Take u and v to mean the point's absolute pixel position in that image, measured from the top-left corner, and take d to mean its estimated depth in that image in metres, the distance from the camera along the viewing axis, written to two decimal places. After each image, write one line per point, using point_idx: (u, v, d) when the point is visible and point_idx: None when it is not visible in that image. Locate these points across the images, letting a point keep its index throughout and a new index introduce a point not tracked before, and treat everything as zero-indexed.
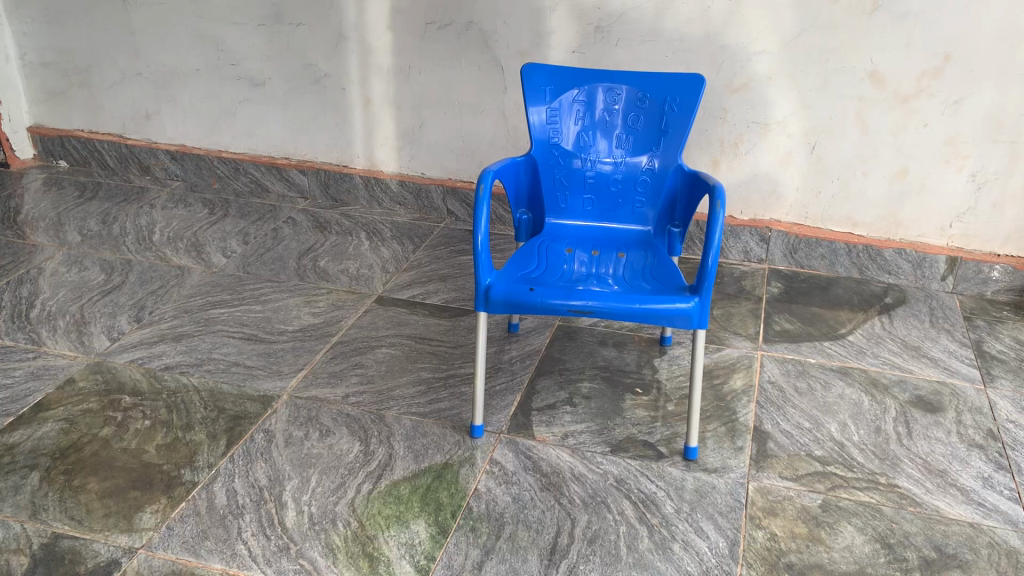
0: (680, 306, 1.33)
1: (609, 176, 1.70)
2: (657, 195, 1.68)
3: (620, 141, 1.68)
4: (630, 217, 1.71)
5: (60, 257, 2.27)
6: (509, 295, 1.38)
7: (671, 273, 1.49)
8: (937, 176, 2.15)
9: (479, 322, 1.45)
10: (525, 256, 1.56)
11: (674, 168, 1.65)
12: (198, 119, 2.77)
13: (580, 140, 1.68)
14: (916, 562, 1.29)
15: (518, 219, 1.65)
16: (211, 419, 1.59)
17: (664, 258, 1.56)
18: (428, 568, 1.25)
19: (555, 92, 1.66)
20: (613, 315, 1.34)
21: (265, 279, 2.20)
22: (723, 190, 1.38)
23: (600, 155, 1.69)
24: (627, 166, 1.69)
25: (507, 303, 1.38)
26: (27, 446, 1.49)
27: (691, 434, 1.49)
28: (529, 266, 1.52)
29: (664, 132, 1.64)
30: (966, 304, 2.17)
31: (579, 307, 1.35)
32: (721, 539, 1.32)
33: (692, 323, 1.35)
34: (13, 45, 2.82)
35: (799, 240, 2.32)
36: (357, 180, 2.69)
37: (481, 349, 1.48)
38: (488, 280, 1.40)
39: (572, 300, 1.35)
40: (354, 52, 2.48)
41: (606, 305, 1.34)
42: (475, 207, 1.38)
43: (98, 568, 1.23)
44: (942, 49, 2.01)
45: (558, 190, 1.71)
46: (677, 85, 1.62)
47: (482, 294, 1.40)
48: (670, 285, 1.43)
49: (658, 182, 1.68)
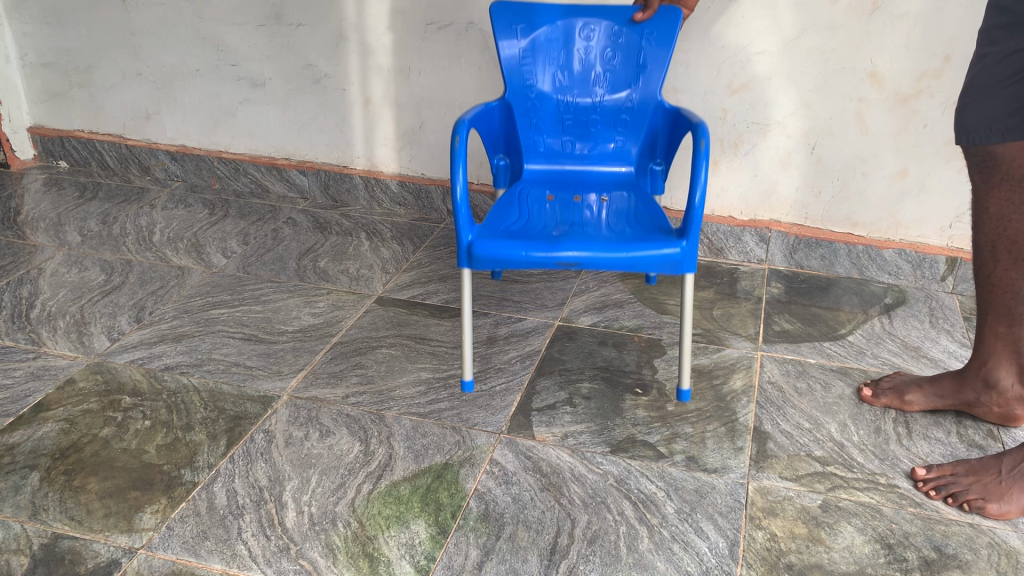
0: (669, 253, 1.45)
1: (590, 111, 1.86)
2: (638, 130, 1.84)
3: (597, 78, 1.83)
4: (611, 154, 1.88)
5: (60, 258, 2.28)
6: (491, 252, 1.46)
7: (657, 217, 1.63)
8: (938, 176, 2.14)
9: (462, 275, 1.55)
10: (509, 202, 1.70)
11: (654, 104, 1.80)
12: (198, 119, 2.77)
13: (557, 79, 1.84)
14: (916, 562, 1.29)
15: (495, 164, 1.84)
16: (212, 419, 1.59)
17: (648, 197, 1.72)
18: (428, 568, 1.26)
19: (526, 31, 1.80)
20: (599, 265, 1.44)
21: (266, 279, 2.20)
22: (706, 126, 1.52)
23: (578, 92, 1.85)
24: (606, 103, 1.84)
25: (489, 259, 1.46)
26: (27, 446, 1.49)
27: (684, 378, 1.66)
28: (514, 212, 1.64)
29: (643, 66, 1.80)
30: (966, 304, 2.17)
31: (565, 259, 1.43)
32: (721, 539, 1.32)
33: (679, 267, 1.46)
34: (14, 46, 2.82)
35: (799, 241, 2.32)
36: (357, 181, 2.70)
37: (467, 295, 1.59)
38: (468, 238, 1.48)
39: (558, 254, 1.43)
40: (354, 53, 2.48)
41: (593, 258, 1.43)
42: (452, 165, 1.48)
43: (98, 568, 1.23)
44: (942, 49, 2.00)
45: (537, 131, 1.86)
46: (651, 19, 1.77)
47: (465, 252, 1.48)
48: (653, 223, 1.58)
49: (638, 117, 1.83)
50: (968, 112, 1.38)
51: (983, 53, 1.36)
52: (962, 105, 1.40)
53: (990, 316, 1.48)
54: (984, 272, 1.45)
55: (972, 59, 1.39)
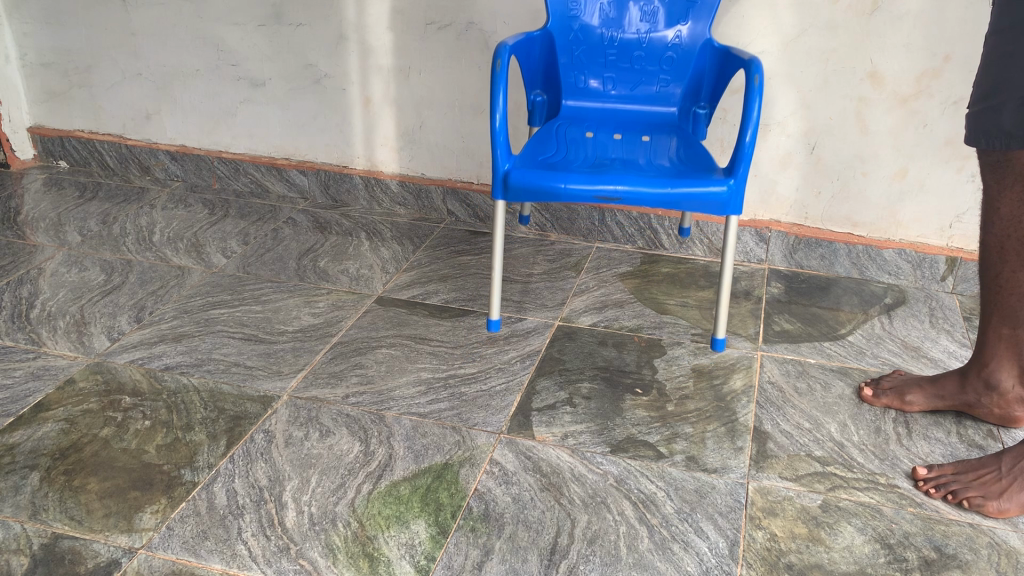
0: (715, 192, 1.60)
1: (634, 48, 1.99)
2: (683, 72, 1.97)
3: (646, 13, 1.95)
4: (653, 94, 2.01)
5: (60, 258, 2.28)
6: (525, 180, 1.65)
7: (700, 155, 1.78)
8: (937, 176, 2.14)
9: (497, 202, 1.76)
10: (548, 138, 1.86)
11: (700, 45, 1.93)
12: (197, 119, 2.77)
13: (604, 14, 1.97)
14: (916, 562, 1.29)
15: (534, 101, 1.98)
16: (212, 419, 1.59)
17: (689, 138, 1.87)
18: (427, 568, 1.26)
19: None
20: (637, 200, 1.61)
21: (266, 279, 2.20)
22: (758, 65, 1.64)
23: (625, 29, 1.98)
24: (650, 41, 1.97)
25: (524, 186, 1.66)
26: (27, 445, 1.49)
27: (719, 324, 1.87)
28: (553, 147, 1.81)
29: (693, 2, 1.91)
30: (966, 304, 2.18)
31: (605, 193, 1.61)
32: (721, 539, 1.32)
33: (721, 206, 1.62)
34: (14, 46, 2.82)
35: (799, 241, 2.32)
36: (357, 180, 2.69)
37: (501, 219, 1.81)
38: (506, 168, 1.68)
39: (598, 187, 1.61)
40: (354, 53, 2.48)
41: (631, 193, 1.60)
42: (494, 97, 1.66)
43: (98, 568, 1.24)
44: (942, 49, 2.00)
45: (578, 69, 2.01)
46: None
47: (502, 180, 1.68)
48: (695, 165, 1.73)
49: (682, 59, 1.96)
50: (1003, 116, 1.32)
51: (1008, 52, 1.30)
52: (995, 106, 1.33)
53: (994, 317, 1.49)
54: (991, 274, 1.46)
55: (992, 60, 1.34)
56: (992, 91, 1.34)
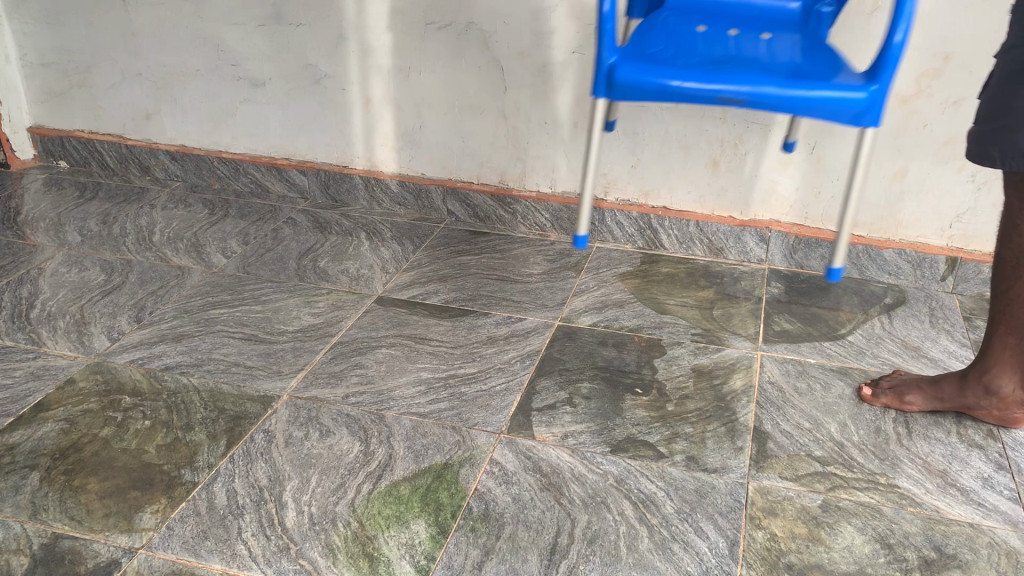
0: (854, 99, 1.46)
1: None
2: None
3: None
4: None
5: (60, 257, 2.28)
6: (632, 76, 1.53)
7: (832, 58, 1.63)
8: (937, 176, 2.15)
9: (597, 101, 1.63)
10: (654, 32, 1.73)
11: None
12: (197, 119, 2.77)
13: None
14: (916, 562, 1.29)
15: None
16: (212, 419, 1.59)
17: (814, 42, 1.72)
18: (428, 568, 1.26)
19: None
20: (760, 104, 1.48)
21: (266, 279, 2.20)
22: None
23: None
24: None
25: (632, 84, 1.53)
26: (27, 446, 1.49)
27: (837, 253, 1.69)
28: (654, 41, 1.67)
29: None
30: (966, 304, 2.18)
31: (727, 94, 1.48)
32: (721, 539, 1.32)
33: (854, 115, 1.49)
34: (14, 46, 2.82)
35: (799, 241, 2.32)
36: (357, 180, 2.70)
37: (599, 125, 1.68)
38: (612, 60, 1.55)
39: (722, 88, 1.48)
40: (354, 53, 2.48)
41: (757, 96, 1.47)
42: None
43: (98, 568, 1.24)
44: (942, 49, 2.00)
45: None
46: None
47: (606, 74, 1.55)
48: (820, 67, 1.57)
49: None
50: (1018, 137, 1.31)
51: None
52: (1009, 126, 1.33)
53: (1001, 326, 1.50)
54: (1002, 286, 1.48)
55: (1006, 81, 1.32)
56: (1006, 111, 1.33)
